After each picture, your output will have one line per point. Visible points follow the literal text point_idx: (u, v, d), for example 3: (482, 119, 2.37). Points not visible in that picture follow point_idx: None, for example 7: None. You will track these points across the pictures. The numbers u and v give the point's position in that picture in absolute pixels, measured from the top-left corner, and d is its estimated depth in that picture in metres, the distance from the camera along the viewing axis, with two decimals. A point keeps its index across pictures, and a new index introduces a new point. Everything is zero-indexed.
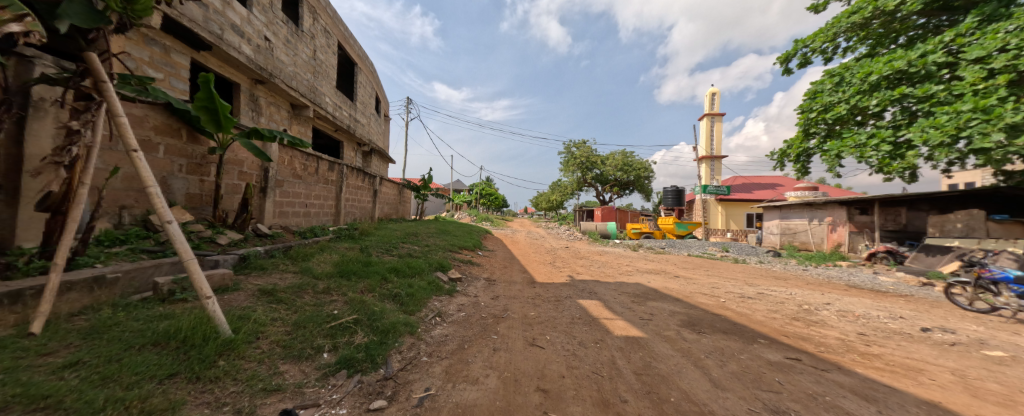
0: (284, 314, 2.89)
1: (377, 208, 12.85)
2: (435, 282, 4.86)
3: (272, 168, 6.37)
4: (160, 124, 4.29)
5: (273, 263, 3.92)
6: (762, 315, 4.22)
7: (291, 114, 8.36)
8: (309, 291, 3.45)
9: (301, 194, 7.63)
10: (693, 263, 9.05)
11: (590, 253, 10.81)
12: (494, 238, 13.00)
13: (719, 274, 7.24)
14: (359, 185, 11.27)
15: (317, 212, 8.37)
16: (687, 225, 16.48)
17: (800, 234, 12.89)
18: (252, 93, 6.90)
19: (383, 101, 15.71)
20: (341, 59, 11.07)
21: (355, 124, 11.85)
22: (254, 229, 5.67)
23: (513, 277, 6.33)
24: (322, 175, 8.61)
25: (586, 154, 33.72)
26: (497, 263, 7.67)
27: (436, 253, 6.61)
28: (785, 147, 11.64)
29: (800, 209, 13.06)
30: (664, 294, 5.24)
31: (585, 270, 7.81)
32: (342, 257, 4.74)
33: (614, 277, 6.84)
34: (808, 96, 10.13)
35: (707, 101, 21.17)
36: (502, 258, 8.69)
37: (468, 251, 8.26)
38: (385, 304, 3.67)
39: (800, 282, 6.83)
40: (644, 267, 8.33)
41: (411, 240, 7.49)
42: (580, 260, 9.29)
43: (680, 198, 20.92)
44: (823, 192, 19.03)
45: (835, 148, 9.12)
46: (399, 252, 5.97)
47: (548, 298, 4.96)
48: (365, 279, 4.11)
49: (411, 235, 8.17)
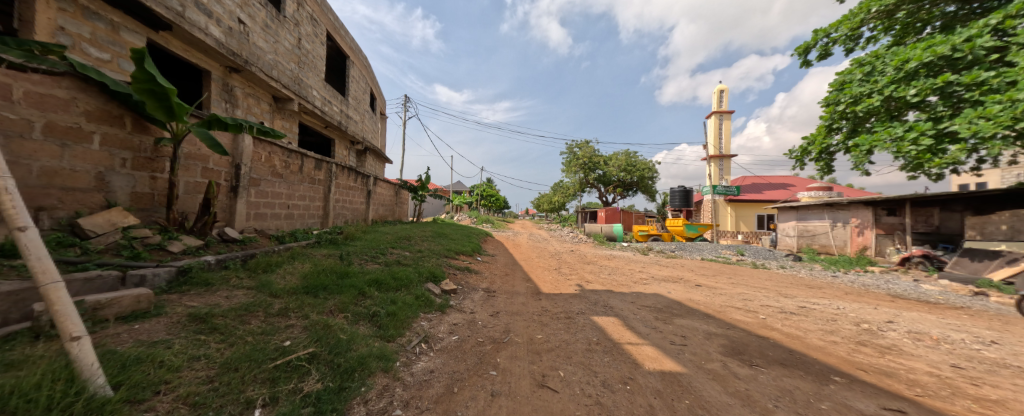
0: (212, 349, 2.17)
1: (370, 209, 12.14)
2: (424, 296, 4.14)
3: (244, 165, 5.66)
4: (94, 110, 3.60)
5: (223, 277, 3.21)
6: (819, 338, 3.48)
7: (274, 107, 7.69)
8: (259, 313, 2.74)
9: (282, 194, 6.93)
10: (710, 268, 8.26)
11: (598, 257, 10.06)
12: (494, 242, 12.27)
13: (745, 282, 6.49)
14: (351, 185, 10.56)
15: (301, 215, 7.67)
16: (697, 227, 15.70)
17: (820, 236, 12.12)
18: (225, 82, 6.23)
19: (379, 98, 15.05)
20: (332, 52, 10.43)
21: (347, 121, 11.18)
22: (219, 234, 4.97)
23: (516, 288, 5.60)
24: (307, 174, 7.92)
25: (589, 154, 33.01)
26: (497, 271, 6.93)
27: (429, 260, 5.89)
28: (805, 144, 10.92)
29: (820, 210, 12.30)
30: (692, 309, 4.50)
31: (594, 277, 7.07)
32: (315, 267, 4.04)
33: (628, 286, 6.10)
34: (833, 88, 9.42)
35: (715, 98, 20.43)
36: (503, 263, 7.96)
37: (466, 256, 7.54)
38: (357, 328, 2.95)
39: (837, 292, 6.07)
40: (659, 273, 7.59)
41: (402, 244, 6.76)
42: (587, 266, 8.55)
43: (688, 198, 20.16)
44: (838, 192, 18.25)
45: (866, 143, 8.42)
46: (386, 260, 5.25)
47: (557, 314, 4.24)
48: (337, 295, 3.37)
49: (404, 239, 7.46)
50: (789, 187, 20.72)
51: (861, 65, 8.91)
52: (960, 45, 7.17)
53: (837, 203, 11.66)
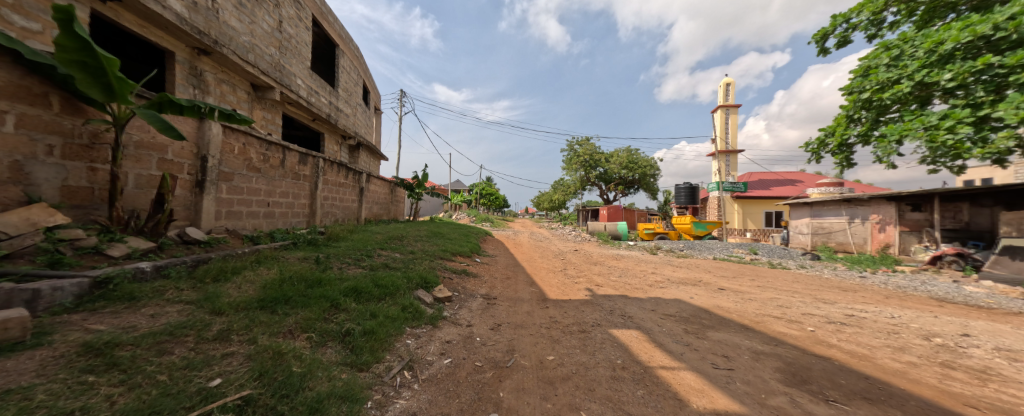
0: (98, 398, 1.55)
1: (363, 207, 11.48)
2: (412, 306, 3.50)
3: (213, 157, 5.03)
4: (7, 85, 2.98)
5: (156, 289, 2.57)
6: (890, 358, 2.86)
7: (253, 97, 7.06)
8: (191, 337, 2.10)
9: (259, 190, 6.30)
10: (727, 269, 7.61)
11: (604, 257, 9.42)
12: (494, 241, 11.62)
13: (772, 285, 5.86)
14: (342, 182, 9.91)
15: (284, 213, 7.05)
16: (706, 225, 15.06)
17: (837, 234, 11.49)
18: (193, 65, 5.60)
19: (372, 92, 14.39)
20: (319, 39, 9.78)
21: (337, 114, 10.54)
22: (178, 235, 4.33)
23: (519, 294, 4.95)
24: (290, 168, 7.27)
25: (589, 151, 32.39)
26: (498, 274, 6.28)
27: (421, 263, 5.24)
28: (823, 136, 10.30)
29: (836, 206, 11.67)
30: (724, 319, 3.88)
31: (604, 280, 6.44)
32: (284, 273, 3.41)
33: (644, 290, 5.46)
34: (855, 76, 8.81)
35: (721, 92, 19.81)
36: (503, 265, 7.31)
37: (463, 258, 6.91)
38: (321, 355, 2.32)
39: (877, 296, 5.46)
40: (674, 275, 6.96)
41: (392, 245, 6.12)
42: (595, 267, 7.91)
43: (693, 195, 19.53)
44: (850, 188, 17.63)
45: (894, 133, 7.79)
46: (372, 263, 4.62)
47: (569, 326, 3.62)
48: (302, 310, 2.73)
49: (393, 239, 6.80)
50: (798, 183, 20.10)
51: (889, 49, 8.27)
52: (1002, 24, 6.55)
53: (855, 198, 11.04)
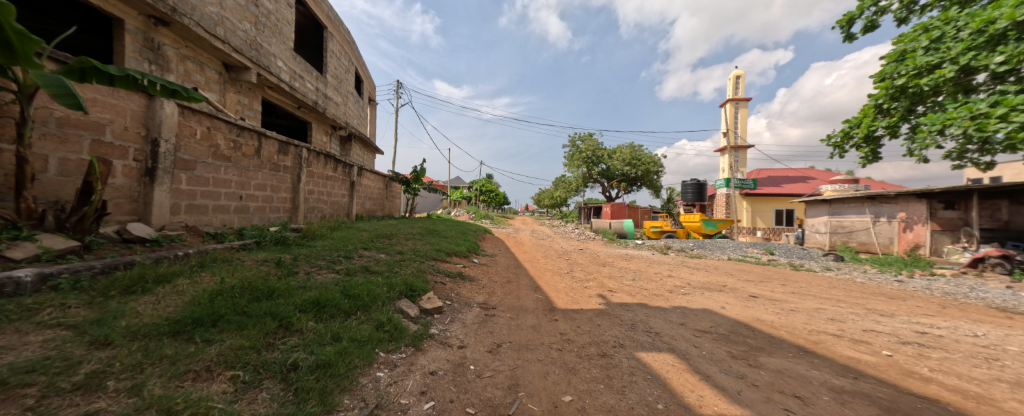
0: None
1: (354, 203, 10.77)
2: (391, 323, 2.80)
3: (167, 141, 4.33)
4: None
5: (29, 307, 1.87)
6: (1018, 400, 2.15)
7: (225, 78, 6.36)
8: (36, 388, 1.40)
9: (229, 181, 5.59)
10: (750, 271, 6.92)
11: (613, 258, 8.75)
12: (494, 240, 10.94)
13: (809, 292, 5.16)
14: (330, 175, 9.20)
15: (260, 208, 6.35)
16: (716, 223, 14.35)
17: (860, 233, 10.84)
18: (149, 37, 4.92)
19: (366, 82, 13.67)
20: (305, 20, 9.05)
21: (326, 102, 9.83)
22: (118, 231, 3.64)
23: (523, 302, 4.26)
24: (268, 158, 6.56)
25: (592, 147, 31.61)
26: (498, 277, 5.60)
27: (409, 266, 4.54)
28: (848, 127, 9.58)
29: (859, 204, 11.01)
30: (772, 337, 3.19)
31: (616, 284, 5.75)
32: (230, 281, 2.71)
33: (665, 297, 4.76)
34: (887, 61, 8.08)
35: (730, 85, 19.03)
36: (504, 266, 6.64)
37: (459, 259, 6.23)
38: (241, 407, 1.60)
39: (932, 305, 4.75)
40: (693, 278, 6.26)
41: (377, 244, 5.41)
42: (604, 269, 7.22)
43: (701, 192, 18.85)
44: (865, 185, 16.88)
45: (935, 123, 7.04)
46: (350, 266, 3.92)
47: (585, 347, 2.91)
48: (234, 334, 2.02)
49: (379, 236, 6.09)
50: (809, 180, 19.37)
51: (927, 31, 7.50)
52: None
53: (880, 196, 10.35)
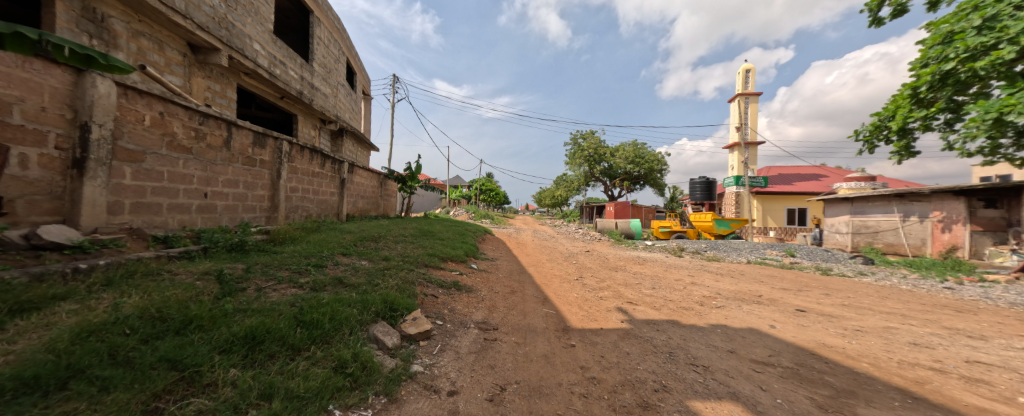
0: None
1: (344, 202, 10.03)
2: (357, 360, 2.06)
3: (103, 127, 3.62)
4: None
5: None
6: None
7: (191, 60, 5.64)
8: None
9: (190, 176, 4.86)
10: (780, 277, 6.20)
11: (624, 261, 8.01)
12: (494, 241, 10.21)
13: (862, 305, 4.43)
14: (316, 171, 8.48)
15: (230, 207, 5.63)
16: (729, 223, 13.60)
17: (886, 234, 10.16)
18: (89, 6, 4.20)
19: (359, 74, 12.93)
20: (288, 3, 8.34)
21: (313, 92, 9.11)
22: (25, 236, 2.91)
23: (530, 321, 3.54)
24: (242, 150, 5.85)
25: (594, 145, 30.82)
26: (499, 286, 4.89)
27: (393, 276, 3.82)
28: (880, 121, 9.11)
29: (885, 203, 10.34)
30: (858, 375, 2.46)
31: (636, 293, 5.04)
32: (132, 305, 1.96)
33: (697, 312, 4.05)
34: (929, 44, 7.34)
35: (740, 79, 18.30)
36: (506, 272, 5.93)
37: (455, 264, 5.51)
38: None
39: (1015, 321, 4.01)
40: (720, 285, 5.54)
41: (360, 249, 4.70)
42: (617, 275, 6.50)
43: (710, 191, 18.13)
44: (883, 183, 16.14)
45: (990, 110, 6.26)
46: (318, 278, 3.19)
47: (618, 391, 2.19)
48: (83, 405, 1.27)
49: (364, 239, 5.35)
50: (822, 178, 18.62)
51: (981, 9, 6.74)
52: None
53: (910, 193, 9.70)
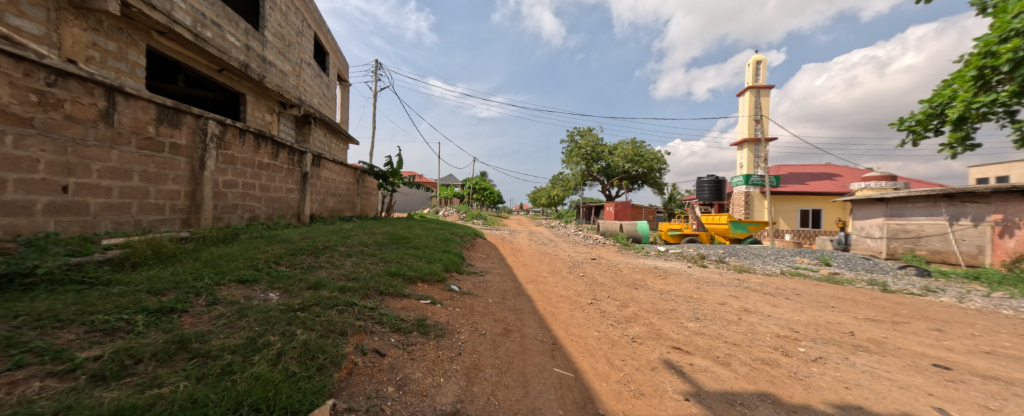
0: None
1: (307, 200, 8.43)
2: None
3: None
4: None
5: None
6: None
7: (60, 2, 4.07)
8: None
9: (31, 160, 3.31)
10: (849, 299, 4.81)
11: (642, 275, 6.58)
12: (484, 248, 8.72)
13: (1014, 353, 3.04)
14: (266, 163, 6.89)
15: (113, 207, 4.07)
16: (747, 226, 12.23)
17: (932, 239, 8.94)
18: None
19: (332, 54, 11.34)
20: None
21: (265, 67, 7.53)
22: None
23: (535, 406, 2.07)
24: (136, 128, 4.28)
25: (591, 143, 29.50)
26: (487, 321, 3.41)
27: (310, 320, 2.29)
28: (933, 108, 7.92)
29: (930, 204, 9.15)
30: None
31: (678, 329, 3.60)
32: None
33: (791, 371, 2.61)
34: (1011, 13, 6.01)
35: (750, 71, 17.11)
36: (498, 295, 4.47)
37: (427, 286, 4.02)
38: None
39: None
40: (783, 313, 4.14)
41: (283, 270, 3.17)
42: (640, 295, 5.06)
43: (719, 191, 16.87)
44: (905, 182, 15.03)
45: None
46: (135, 343, 1.67)
47: None
48: None
49: (300, 250, 3.82)
50: (836, 177, 17.47)
51: None
52: None
53: (961, 193, 8.50)
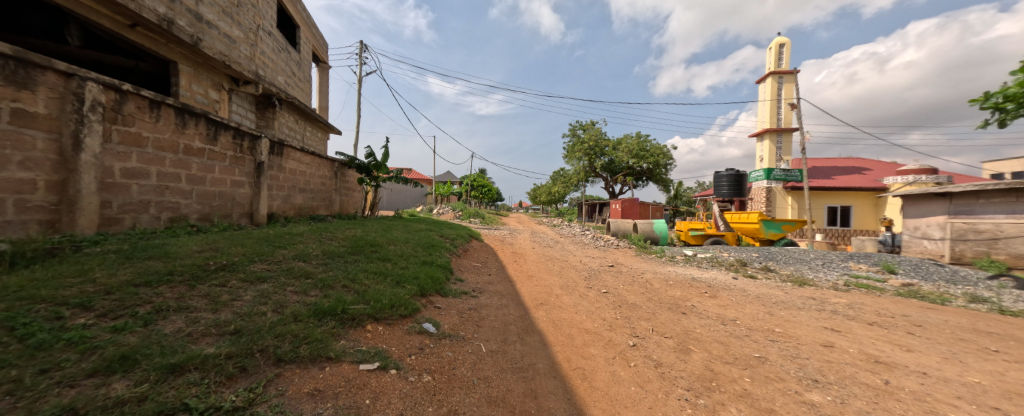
0: None
1: (263, 197, 6.87)
2: None
3: None
4: None
5: None
6: None
7: None
8: None
9: None
10: (1005, 336, 3.32)
11: (683, 292, 5.07)
12: (479, 253, 7.23)
13: None
14: (198, 147, 5.33)
15: None
16: (781, 225, 10.79)
17: (1015, 241, 7.47)
18: None
19: (303, 28, 9.83)
20: None
21: (201, 28, 6.00)
22: None
23: None
24: None
25: (594, 137, 27.98)
26: (473, 408, 1.89)
27: None
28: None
29: (1011, 200, 7.70)
30: None
31: (802, 410, 2.10)
32: None
33: None
34: None
35: (772, 54, 15.56)
36: (495, 335, 2.97)
37: (378, 330, 2.49)
38: None
39: None
40: (941, 367, 2.65)
41: (79, 323, 1.63)
42: (697, 329, 3.57)
43: (739, 186, 15.39)
44: (948, 176, 13.56)
45: None
46: None
47: None
48: None
49: (166, 277, 2.27)
50: (866, 171, 15.98)
51: None
52: None
53: None
